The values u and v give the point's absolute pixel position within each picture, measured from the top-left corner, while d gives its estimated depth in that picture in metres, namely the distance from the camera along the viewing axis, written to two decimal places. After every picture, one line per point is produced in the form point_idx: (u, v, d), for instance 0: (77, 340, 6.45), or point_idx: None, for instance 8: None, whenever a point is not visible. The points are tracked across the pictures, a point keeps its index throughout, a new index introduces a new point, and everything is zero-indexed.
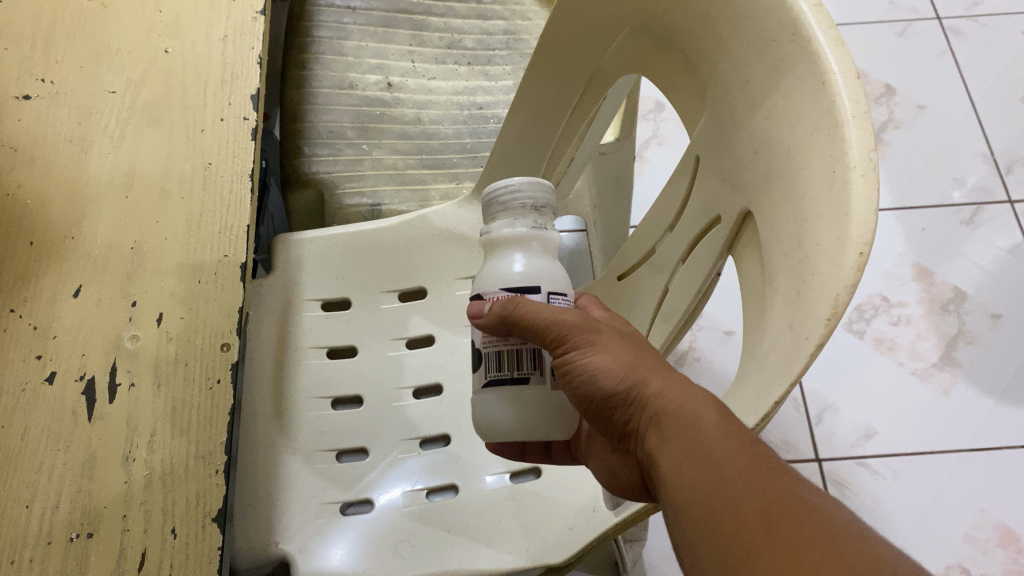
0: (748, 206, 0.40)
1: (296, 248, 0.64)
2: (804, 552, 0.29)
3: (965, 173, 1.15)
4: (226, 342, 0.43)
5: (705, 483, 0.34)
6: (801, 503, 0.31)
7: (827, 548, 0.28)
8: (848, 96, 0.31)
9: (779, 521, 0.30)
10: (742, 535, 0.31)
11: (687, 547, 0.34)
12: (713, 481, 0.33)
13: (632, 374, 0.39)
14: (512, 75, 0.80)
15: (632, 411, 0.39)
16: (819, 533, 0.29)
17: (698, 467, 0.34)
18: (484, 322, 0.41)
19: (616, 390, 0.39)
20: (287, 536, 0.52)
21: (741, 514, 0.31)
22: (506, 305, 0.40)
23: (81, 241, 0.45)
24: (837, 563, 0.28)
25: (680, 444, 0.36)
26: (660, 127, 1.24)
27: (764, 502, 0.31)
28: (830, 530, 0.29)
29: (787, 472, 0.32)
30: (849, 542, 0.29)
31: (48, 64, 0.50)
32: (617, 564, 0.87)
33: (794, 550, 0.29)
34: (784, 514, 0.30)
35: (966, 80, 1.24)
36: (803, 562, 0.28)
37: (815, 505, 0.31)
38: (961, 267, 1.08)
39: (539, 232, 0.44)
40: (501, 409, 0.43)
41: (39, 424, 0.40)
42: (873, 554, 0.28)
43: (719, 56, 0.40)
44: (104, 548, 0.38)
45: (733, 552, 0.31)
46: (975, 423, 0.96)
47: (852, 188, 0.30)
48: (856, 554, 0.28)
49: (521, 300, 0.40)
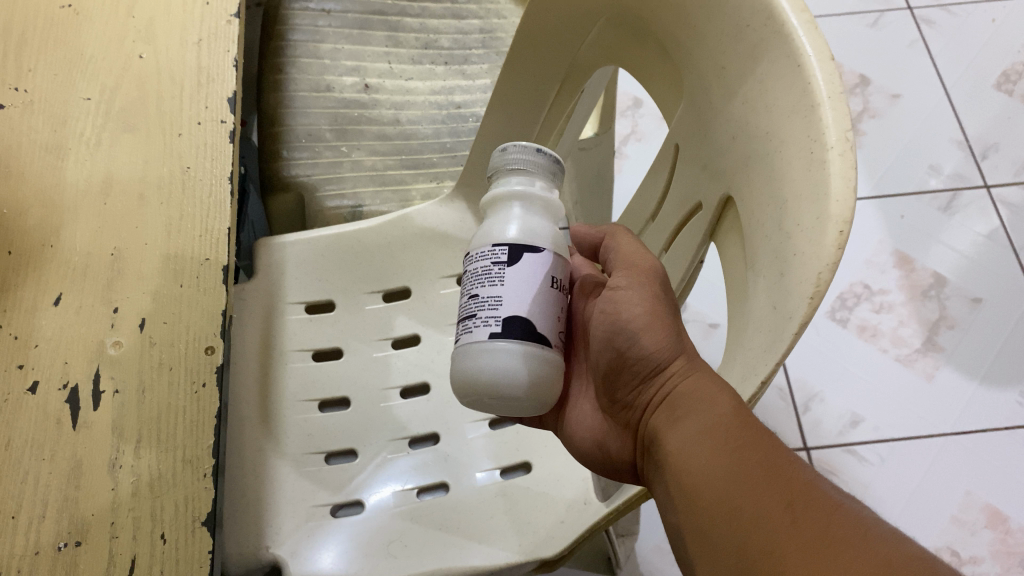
0: (728, 192, 0.40)
1: (277, 252, 0.64)
2: (836, 545, 0.30)
3: (942, 161, 1.17)
4: (210, 345, 0.43)
5: (721, 470, 0.35)
6: (825, 499, 0.32)
7: (856, 543, 0.30)
8: (823, 79, 0.31)
9: (806, 516, 0.32)
10: (764, 523, 0.32)
11: (698, 531, 0.35)
12: (731, 471, 0.35)
13: (666, 347, 0.40)
14: (489, 75, 0.80)
15: (651, 382, 0.40)
16: (848, 529, 0.31)
17: (717, 453, 0.36)
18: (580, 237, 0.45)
19: (648, 351, 0.40)
20: (278, 541, 0.52)
21: (764, 505, 0.33)
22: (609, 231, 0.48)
23: (59, 249, 0.45)
24: (870, 557, 0.29)
25: (697, 422, 0.37)
26: (638, 123, 1.25)
27: (788, 496, 0.33)
28: (858, 527, 0.31)
29: (805, 470, 0.34)
30: (881, 543, 0.30)
31: (22, 73, 0.50)
32: (610, 559, 0.87)
33: (825, 546, 0.30)
34: (811, 511, 0.32)
35: (939, 69, 1.26)
36: (836, 557, 0.30)
37: (839, 503, 0.32)
38: (940, 253, 1.09)
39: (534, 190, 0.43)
40: (501, 359, 0.39)
41: (23, 433, 0.39)
42: (901, 548, 0.29)
43: (693, 44, 0.41)
44: (92, 557, 0.37)
45: (757, 542, 0.32)
46: (959, 405, 0.97)
47: (830, 167, 0.30)
48: (887, 548, 0.29)
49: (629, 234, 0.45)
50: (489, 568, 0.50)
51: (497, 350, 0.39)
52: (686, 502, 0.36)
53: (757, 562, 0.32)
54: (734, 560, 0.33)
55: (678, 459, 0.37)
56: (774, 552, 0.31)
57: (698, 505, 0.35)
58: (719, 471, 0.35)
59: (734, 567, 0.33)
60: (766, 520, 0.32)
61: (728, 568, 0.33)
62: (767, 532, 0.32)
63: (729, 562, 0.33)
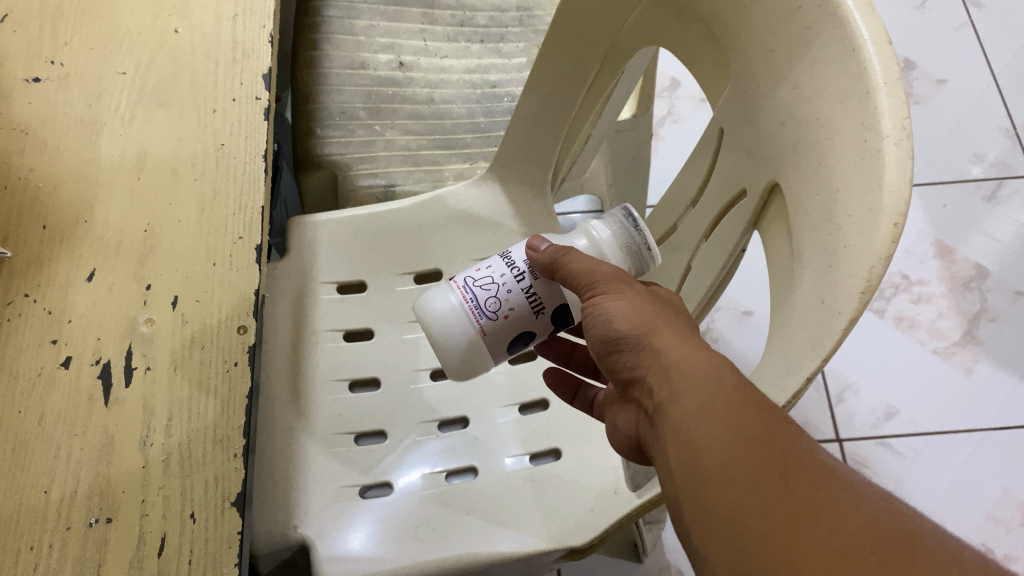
0: (775, 179, 0.39)
1: (309, 231, 0.64)
2: (826, 506, 0.28)
3: (986, 148, 1.14)
4: (243, 324, 0.43)
5: (714, 438, 0.32)
6: (819, 464, 0.29)
7: (843, 501, 0.28)
8: (880, 63, 0.30)
9: (800, 484, 0.29)
10: (758, 494, 0.29)
11: (695, 503, 0.32)
12: (726, 440, 0.32)
13: (650, 324, 0.38)
14: (525, 53, 0.79)
15: (639, 359, 0.38)
16: (841, 498, 0.28)
17: (709, 425, 0.32)
18: (536, 257, 0.43)
19: (629, 334, 0.38)
20: (306, 521, 0.51)
21: (755, 473, 0.30)
22: (557, 253, 0.42)
23: (93, 224, 0.45)
24: (857, 516, 0.27)
25: (685, 395, 0.34)
26: (674, 105, 1.23)
27: (780, 461, 0.30)
28: (847, 486, 0.28)
29: (801, 436, 0.31)
30: (869, 500, 0.28)
31: (57, 46, 0.50)
32: (637, 547, 0.87)
33: (815, 505, 0.28)
34: (800, 471, 0.29)
35: (985, 53, 1.22)
36: (826, 514, 0.27)
37: (831, 463, 0.30)
38: (981, 243, 1.07)
39: (593, 239, 0.46)
40: (440, 298, 0.46)
41: (55, 409, 0.39)
42: (895, 515, 0.27)
43: (741, 27, 0.39)
44: (123, 533, 0.37)
45: (747, 508, 0.30)
46: (997, 400, 0.95)
47: (884, 157, 0.29)
48: (872, 504, 0.28)
49: (570, 251, 0.42)
50: (518, 555, 0.49)
51: (445, 291, 0.46)
52: (684, 473, 0.33)
53: (750, 532, 0.29)
54: (729, 530, 0.30)
55: (673, 439, 0.34)
56: (765, 526, 0.29)
57: (695, 477, 0.32)
58: (712, 439, 0.32)
59: (727, 540, 0.30)
60: (757, 486, 0.30)
61: (722, 539, 0.30)
62: (757, 504, 0.29)
63: (723, 537, 0.30)
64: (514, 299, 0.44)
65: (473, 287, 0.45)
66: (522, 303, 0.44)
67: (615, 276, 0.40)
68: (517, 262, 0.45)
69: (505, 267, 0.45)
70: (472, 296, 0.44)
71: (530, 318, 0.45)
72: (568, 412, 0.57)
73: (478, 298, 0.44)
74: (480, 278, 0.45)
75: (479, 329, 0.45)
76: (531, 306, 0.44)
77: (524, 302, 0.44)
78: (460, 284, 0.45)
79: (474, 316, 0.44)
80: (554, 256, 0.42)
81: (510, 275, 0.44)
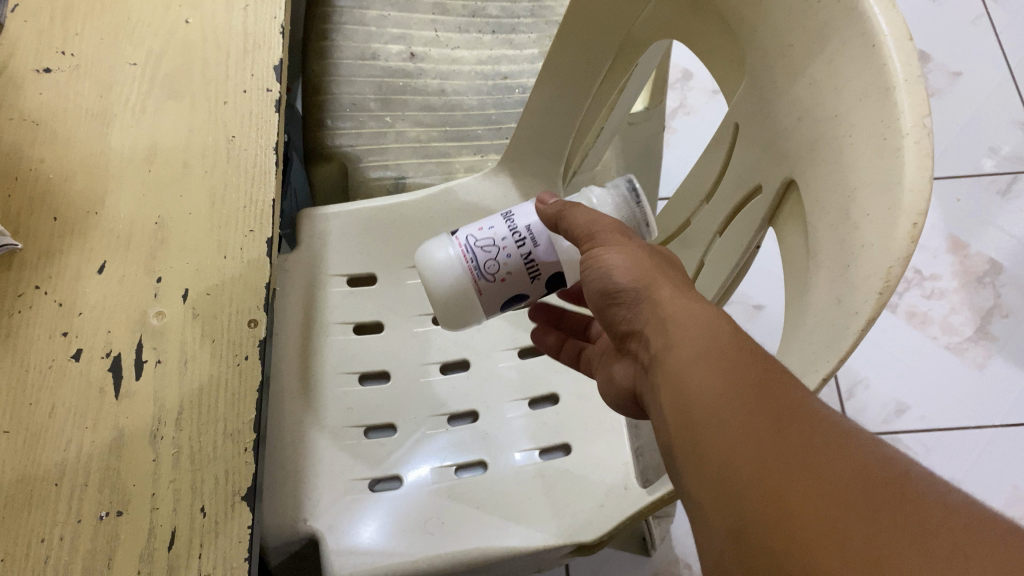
0: (791, 175, 0.38)
1: (319, 224, 0.63)
2: (817, 448, 0.26)
3: (1001, 142, 1.13)
4: (253, 318, 0.43)
5: (707, 385, 0.30)
6: (813, 413, 0.27)
7: (834, 445, 0.26)
8: (900, 59, 0.29)
9: (792, 431, 0.27)
10: (748, 436, 0.28)
11: (687, 450, 0.31)
12: (719, 386, 0.30)
13: (647, 275, 0.37)
14: (537, 44, 0.79)
15: (636, 311, 0.37)
16: (832, 447, 0.26)
17: (702, 370, 0.31)
18: (542, 210, 0.44)
19: (625, 284, 0.37)
20: (316, 514, 0.51)
21: (746, 417, 0.28)
22: (562, 206, 0.43)
23: (104, 216, 0.45)
24: (850, 458, 0.25)
25: (680, 343, 0.33)
26: (686, 96, 1.22)
27: (773, 406, 0.28)
28: (840, 430, 0.27)
29: (799, 386, 0.29)
30: (863, 445, 0.26)
31: (68, 37, 0.49)
32: (645, 540, 0.87)
33: (806, 448, 0.26)
34: (792, 414, 0.28)
35: (1002, 46, 1.21)
36: (817, 456, 0.26)
37: (825, 409, 0.28)
38: (995, 238, 1.06)
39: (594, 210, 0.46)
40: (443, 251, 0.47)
41: (66, 401, 0.39)
42: (886, 464, 0.25)
43: (758, 20, 0.39)
44: (133, 526, 0.37)
45: (736, 451, 0.28)
46: (1009, 396, 0.95)
47: (904, 155, 0.29)
48: (865, 448, 0.26)
49: (574, 205, 0.42)
50: (528, 550, 0.49)
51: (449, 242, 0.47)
52: (677, 421, 0.32)
53: (738, 476, 0.27)
54: (718, 475, 0.28)
55: (667, 386, 0.33)
56: (754, 469, 0.27)
57: (687, 424, 0.31)
58: (706, 388, 0.30)
59: (716, 484, 0.28)
60: (748, 428, 0.28)
61: (711, 484, 0.29)
62: (746, 446, 0.28)
63: (713, 487, 0.29)
64: (512, 265, 0.45)
65: (475, 249, 0.45)
66: (520, 268, 0.45)
67: (616, 230, 0.40)
68: (519, 228, 0.45)
69: (507, 230, 0.45)
70: (473, 257, 0.45)
71: (526, 281, 0.46)
72: (578, 407, 0.57)
73: (478, 260, 0.45)
74: (482, 239, 0.45)
75: (476, 288, 0.46)
76: (527, 272, 0.45)
77: (521, 267, 0.45)
78: (463, 241, 0.46)
79: (473, 276, 0.45)
80: (560, 209, 0.43)
81: (511, 240, 0.45)
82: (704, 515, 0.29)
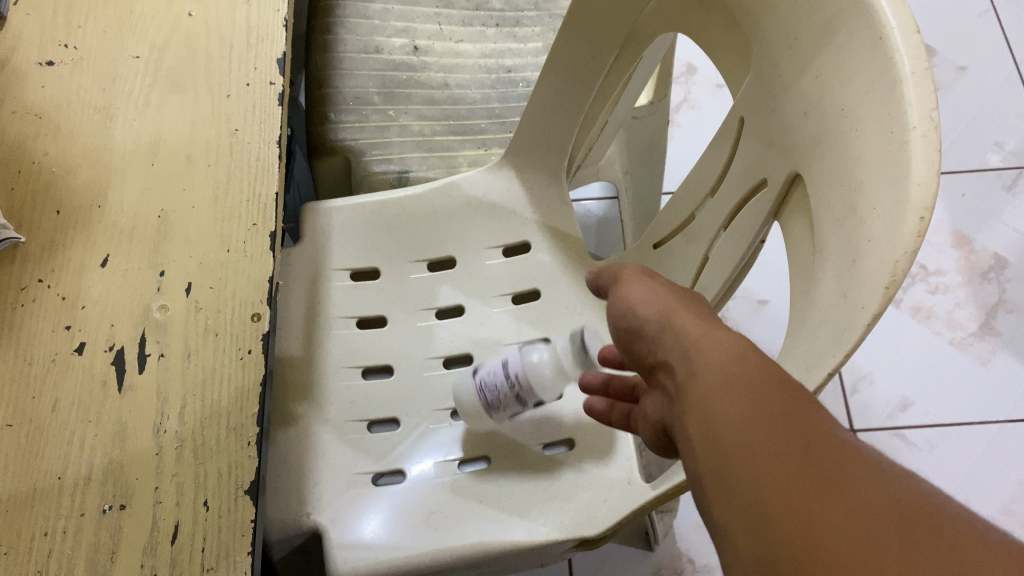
0: (797, 169, 0.38)
1: (323, 218, 0.63)
2: (849, 484, 0.23)
3: (1006, 137, 1.12)
4: (256, 312, 0.43)
5: (732, 407, 0.28)
6: (842, 442, 0.25)
7: (867, 481, 0.24)
8: (907, 52, 0.29)
9: (822, 464, 0.24)
10: (776, 469, 0.25)
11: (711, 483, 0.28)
12: (745, 414, 0.27)
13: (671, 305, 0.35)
14: (541, 38, 0.78)
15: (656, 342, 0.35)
16: (865, 484, 0.23)
17: (725, 399, 0.28)
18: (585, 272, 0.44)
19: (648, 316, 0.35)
20: (320, 507, 0.51)
21: (774, 448, 0.26)
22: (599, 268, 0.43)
23: (107, 210, 0.45)
24: (884, 497, 0.23)
25: (703, 370, 0.30)
26: (690, 90, 1.21)
27: (803, 438, 0.26)
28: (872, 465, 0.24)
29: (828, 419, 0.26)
30: (896, 483, 0.23)
31: (71, 30, 0.49)
32: (648, 535, 0.87)
33: (836, 484, 0.24)
34: (822, 445, 0.25)
35: (1008, 40, 1.20)
36: (848, 492, 0.23)
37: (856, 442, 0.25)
38: (1001, 233, 1.05)
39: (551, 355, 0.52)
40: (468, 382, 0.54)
41: (69, 395, 0.39)
42: (926, 497, 0.23)
43: (764, 14, 0.39)
44: (136, 520, 0.37)
45: (763, 485, 0.25)
46: (1014, 392, 0.94)
47: (911, 149, 0.28)
48: (898, 485, 0.23)
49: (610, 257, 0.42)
50: (531, 545, 0.49)
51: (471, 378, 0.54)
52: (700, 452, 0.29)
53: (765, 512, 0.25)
54: (744, 511, 0.26)
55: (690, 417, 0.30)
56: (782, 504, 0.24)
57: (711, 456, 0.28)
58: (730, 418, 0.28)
59: (742, 521, 0.26)
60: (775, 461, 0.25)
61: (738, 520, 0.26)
62: (774, 479, 0.25)
63: (740, 524, 0.26)
64: (510, 402, 0.52)
65: (484, 388, 0.53)
66: (514, 403, 0.52)
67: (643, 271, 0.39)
68: (511, 376, 0.52)
69: (504, 377, 0.52)
70: (482, 393, 0.53)
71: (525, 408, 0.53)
72: (582, 401, 0.57)
73: (486, 397, 0.53)
74: (488, 382, 0.52)
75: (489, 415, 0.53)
76: (523, 404, 0.52)
77: (518, 403, 0.52)
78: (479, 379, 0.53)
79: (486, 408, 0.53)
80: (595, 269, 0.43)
81: (506, 385, 0.52)
82: (731, 555, 0.26)
